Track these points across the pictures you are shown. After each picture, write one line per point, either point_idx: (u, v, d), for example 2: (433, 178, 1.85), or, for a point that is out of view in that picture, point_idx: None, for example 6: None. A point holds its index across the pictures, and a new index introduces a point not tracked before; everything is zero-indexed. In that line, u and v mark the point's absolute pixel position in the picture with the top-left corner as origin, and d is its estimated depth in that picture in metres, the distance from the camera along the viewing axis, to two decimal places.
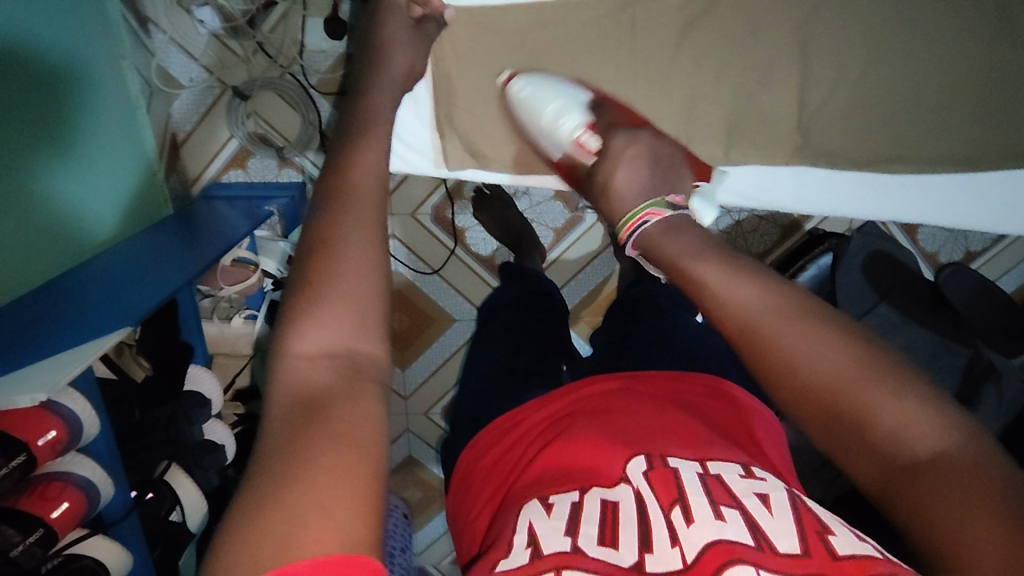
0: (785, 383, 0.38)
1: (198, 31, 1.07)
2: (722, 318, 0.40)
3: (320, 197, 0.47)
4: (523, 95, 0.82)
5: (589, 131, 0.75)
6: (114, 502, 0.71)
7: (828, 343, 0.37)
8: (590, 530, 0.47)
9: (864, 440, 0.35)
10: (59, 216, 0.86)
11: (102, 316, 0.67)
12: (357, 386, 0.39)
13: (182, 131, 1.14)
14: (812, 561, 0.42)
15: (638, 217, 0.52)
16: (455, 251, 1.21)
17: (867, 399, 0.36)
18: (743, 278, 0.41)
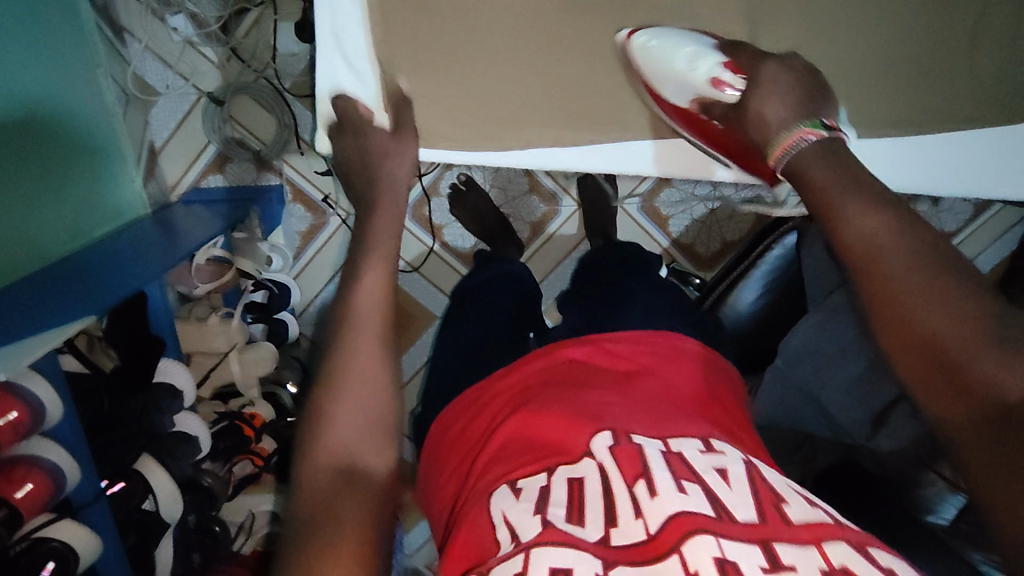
0: (899, 320, 0.47)
1: (173, 38, 1.10)
2: (848, 250, 0.51)
3: (334, 322, 0.54)
4: (645, 49, 0.81)
5: (728, 69, 0.74)
6: (81, 484, 0.61)
7: (949, 301, 0.45)
8: (559, 510, 0.46)
9: (956, 385, 0.43)
10: (35, 224, 0.87)
11: (84, 300, 0.65)
12: (358, 493, 0.46)
13: (158, 139, 1.16)
14: (768, 529, 0.42)
15: (796, 136, 0.61)
16: (432, 249, 1.23)
17: (966, 355, 0.43)
18: (876, 216, 0.51)
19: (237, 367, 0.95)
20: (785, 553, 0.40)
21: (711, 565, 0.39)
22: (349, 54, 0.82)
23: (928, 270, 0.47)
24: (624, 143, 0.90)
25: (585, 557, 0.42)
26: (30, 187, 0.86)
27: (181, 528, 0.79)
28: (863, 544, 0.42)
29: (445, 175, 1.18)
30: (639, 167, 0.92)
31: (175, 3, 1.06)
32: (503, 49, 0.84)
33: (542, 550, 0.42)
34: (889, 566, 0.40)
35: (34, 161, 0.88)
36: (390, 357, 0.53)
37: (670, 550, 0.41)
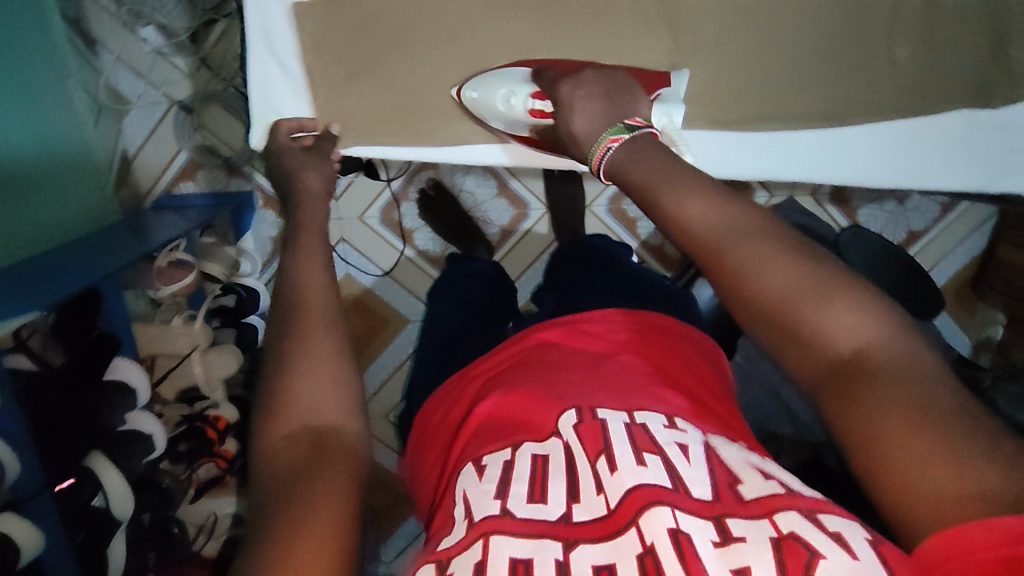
0: (740, 295, 0.44)
1: (144, 49, 1.13)
2: (678, 230, 0.46)
3: (275, 303, 0.53)
4: (476, 103, 0.84)
5: (538, 99, 0.77)
6: (24, 478, 0.60)
7: (780, 261, 0.43)
8: (521, 487, 0.44)
9: (806, 349, 0.41)
10: (11, 227, 0.89)
11: (33, 292, 0.65)
12: (325, 461, 0.44)
13: (132, 146, 1.18)
14: (721, 506, 0.41)
15: (602, 149, 0.52)
16: (404, 253, 1.24)
17: (812, 317, 0.41)
18: (698, 193, 0.46)
19: (200, 367, 0.96)
20: (735, 525, 0.39)
21: (665, 536, 0.38)
22: (280, 55, 0.82)
23: (758, 242, 0.44)
24: (471, 146, 0.90)
25: (545, 542, 0.40)
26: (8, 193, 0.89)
27: (132, 526, 0.77)
28: (813, 510, 0.40)
29: (414, 180, 1.19)
30: (495, 161, 0.92)
31: (145, 14, 1.06)
32: (460, 48, 0.82)
33: (500, 537, 0.40)
34: (837, 530, 0.38)
35: (8, 169, 0.89)
36: (338, 325, 0.51)
37: (627, 525, 0.40)
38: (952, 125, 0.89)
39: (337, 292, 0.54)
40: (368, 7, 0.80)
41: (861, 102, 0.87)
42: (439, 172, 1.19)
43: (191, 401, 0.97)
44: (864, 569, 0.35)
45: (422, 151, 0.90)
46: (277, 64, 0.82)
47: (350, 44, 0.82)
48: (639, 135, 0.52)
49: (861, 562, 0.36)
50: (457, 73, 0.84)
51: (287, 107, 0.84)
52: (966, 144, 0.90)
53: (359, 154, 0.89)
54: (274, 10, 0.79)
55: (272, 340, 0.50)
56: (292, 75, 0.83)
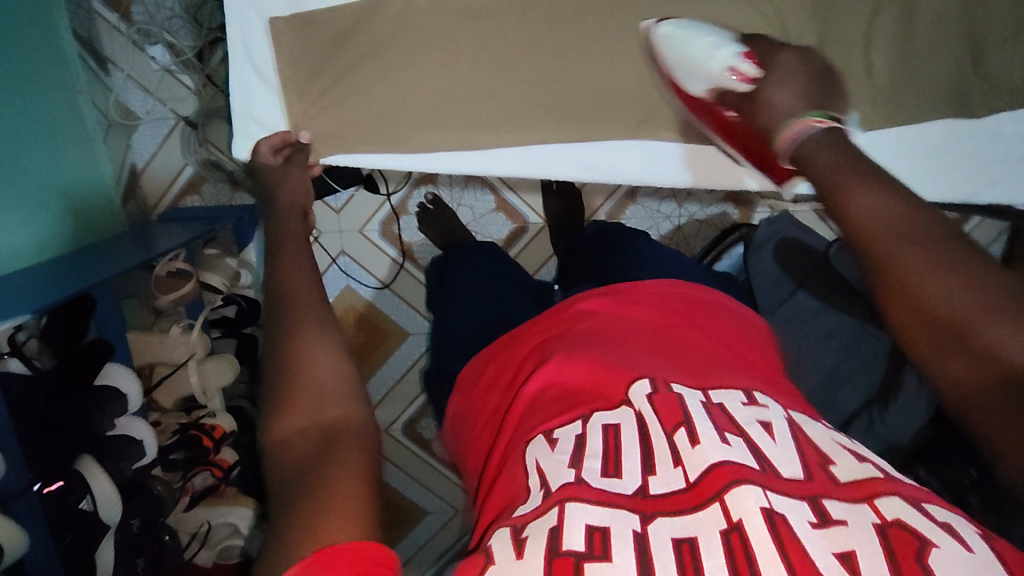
0: (900, 296, 0.43)
1: (152, 67, 1.16)
2: (845, 225, 0.47)
3: (275, 310, 0.55)
4: (672, 40, 0.76)
5: (749, 59, 0.66)
6: (8, 479, 0.61)
7: (948, 271, 0.42)
8: (595, 464, 0.44)
9: (976, 359, 0.40)
10: (17, 237, 0.90)
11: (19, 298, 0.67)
12: (341, 445, 0.46)
13: (140, 161, 1.21)
14: (815, 486, 0.40)
15: (804, 124, 0.55)
16: (403, 266, 1.25)
17: (978, 331, 0.40)
18: (876, 190, 0.46)
19: (197, 377, 0.96)
20: (833, 508, 0.38)
21: (758, 515, 0.37)
22: (259, 65, 0.83)
23: (929, 243, 0.43)
24: (642, 142, 0.91)
25: (622, 513, 0.40)
26: (14, 205, 0.91)
27: (123, 531, 0.77)
28: (914, 498, 0.39)
29: (412, 195, 1.20)
30: (667, 171, 0.93)
31: (154, 34, 1.12)
32: (435, 57, 0.83)
33: (576, 505, 0.40)
34: (945, 520, 0.38)
35: (12, 183, 0.91)
36: (334, 326, 0.54)
37: (712, 499, 0.39)
38: (934, 134, 0.86)
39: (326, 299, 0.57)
40: (353, 24, 0.81)
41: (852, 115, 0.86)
42: (438, 187, 1.20)
43: (189, 410, 0.99)
44: (979, 563, 0.34)
45: (416, 160, 0.89)
46: (257, 73, 0.84)
47: (330, 53, 0.83)
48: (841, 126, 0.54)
49: (977, 554, 0.35)
50: (442, 88, 0.85)
51: (263, 112, 0.85)
52: (949, 151, 0.87)
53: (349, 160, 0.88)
54: (253, 23, 0.81)
55: (275, 345, 0.53)
56: (270, 86, 0.84)
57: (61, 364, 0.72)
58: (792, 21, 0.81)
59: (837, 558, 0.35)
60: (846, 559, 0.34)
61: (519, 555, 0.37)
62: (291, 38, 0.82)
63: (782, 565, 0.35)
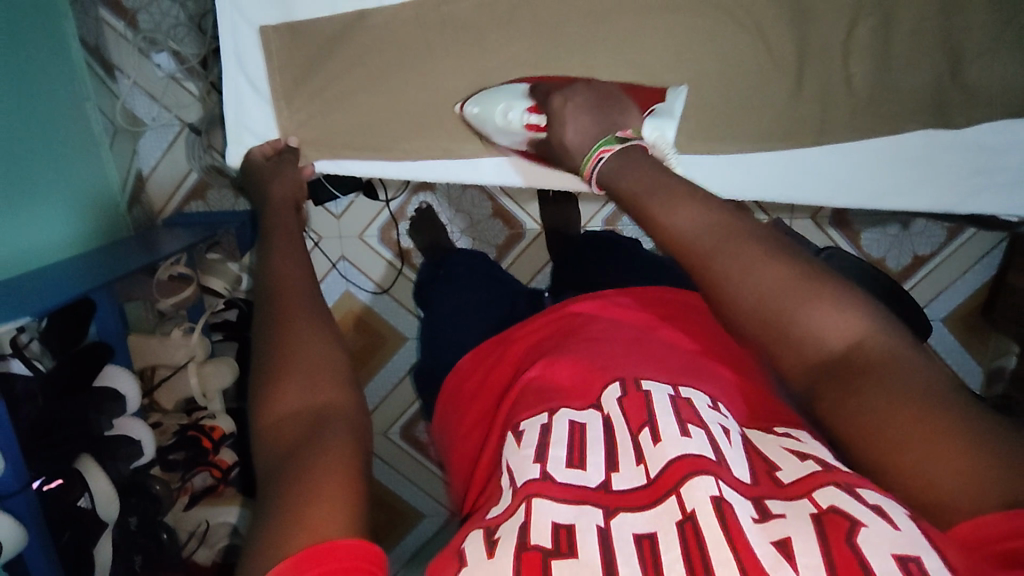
0: (724, 296, 0.45)
1: (158, 74, 1.18)
2: (664, 237, 0.48)
3: (267, 303, 0.57)
4: (477, 118, 0.85)
5: (534, 113, 0.80)
6: (6, 476, 0.62)
7: (757, 265, 0.44)
8: (559, 452, 0.44)
9: (796, 344, 0.43)
10: (24, 240, 0.93)
11: (20, 300, 0.69)
12: (328, 425, 0.47)
13: (145, 166, 1.23)
14: (763, 489, 0.41)
15: (592, 159, 0.58)
16: (402, 271, 1.26)
17: (796, 317, 0.43)
18: (680, 200, 0.48)
19: (197, 380, 0.98)
20: (774, 505, 0.39)
21: (707, 503, 0.38)
22: (252, 75, 0.87)
23: (740, 242, 0.45)
24: (465, 158, 0.92)
25: (587, 507, 0.40)
26: (21, 210, 0.93)
27: (120, 530, 0.79)
28: (853, 484, 0.39)
29: (412, 201, 1.22)
30: (502, 180, 0.94)
31: (160, 41, 1.15)
32: (420, 67, 0.85)
33: (542, 500, 0.40)
34: (877, 502, 0.37)
35: (19, 189, 0.93)
36: (322, 316, 0.56)
37: (668, 493, 0.40)
38: (913, 147, 0.88)
39: (316, 293, 0.59)
40: (347, 32, 0.83)
41: (842, 122, 0.86)
42: (436, 194, 1.22)
43: (189, 411, 1.01)
44: (908, 543, 0.34)
45: (411, 166, 0.93)
46: (249, 83, 0.87)
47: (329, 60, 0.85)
48: (626, 144, 0.57)
49: (902, 532, 0.34)
50: (438, 95, 0.87)
51: (255, 121, 0.89)
52: (931, 162, 0.89)
53: (338, 166, 0.93)
54: (244, 31, 0.85)
55: (266, 334, 0.55)
56: (263, 95, 0.88)
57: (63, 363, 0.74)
58: (773, 31, 0.82)
59: (774, 546, 0.36)
60: (782, 547, 0.35)
61: (489, 554, 0.38)
62: (282, 47, 0.85)
63: (732, 557, 0.35)
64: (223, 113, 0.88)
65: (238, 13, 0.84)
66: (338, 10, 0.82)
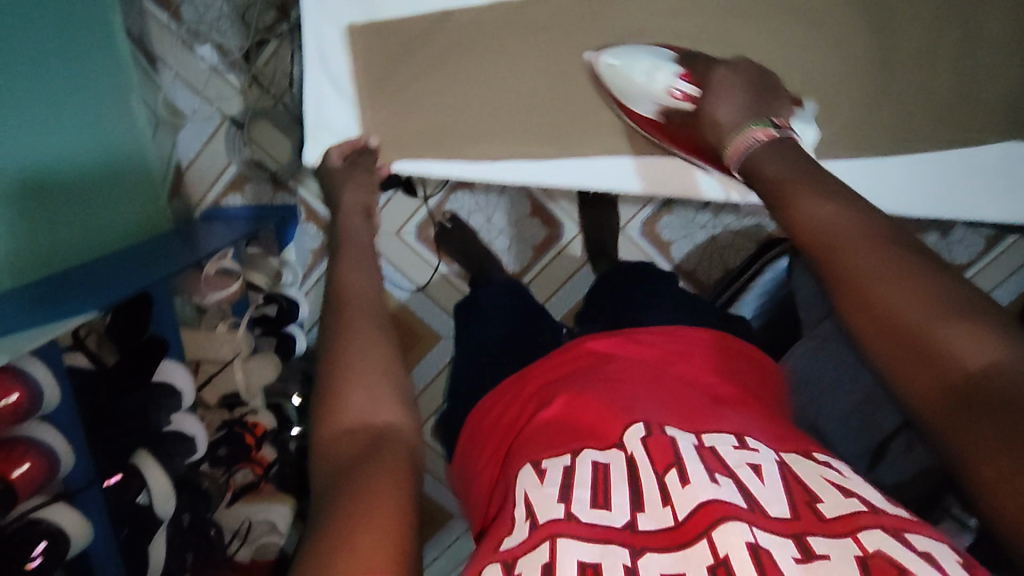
0: (858, 297, 0.50)
1: (200, 66, 1.16)
2: (811, 240, 0.54)
3: (328, 314, 0.57)
4: (612, 70, 0.83)
5: (685, 80, 0.78)
6: (75, 471, 0.62)
7: (897, 278, 0.48)
8: (584, 494, 0.45)
9: (921, 355, 0.45)
10: (73, 236, 0.94)
11: (87, 297, 0.68)
12: (388, 446, 0.48)
13: (185, 158, 1.22)
14: (801, 524, 0.41)
15: (745, 138, 0.68)
16: (438, 269, 1.26)
17: (928, 328, 0.46)
18: (834, 215, 0.54)
19: (242, 374, 0.99)
20: (818, 544, 0.39)
21: (743, 549, 0.38)
22: (335, 75, 0.88)
23: (885, 255, 0.50)
24: (551, 160, 0.92)
25: (611, 547, 0.41)
26: (72, 207, 0.94)
27: (173, 527, 0.78)
28: (899, 529, 0.40)
29: (451, 198, 1.22)
30: (622, 184, 0.94)
31: (203, 34, 1.14)
32: (494, 68, 0.88)
33: (568, 540, 0.41)
34: (925, 549, 0.38)
35: (71, 187, 0.94)
36: (380, 328, 0.56)
37: (697, 539, 0.40)
38: (989, 157, 0.87)
39: (381, 306, 0.59)
40: (425, 25, 0.85)
41: (912, 129, 0.87)
42: (474, 192, 1.21)
43: (231, 407, 1.00)
44: None
45: (470, 167, 0.92)
46: (331, 81, 0.89)
47: (408, 58, 0.87)
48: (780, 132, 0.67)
49: None
50: (511, 96, 0.89)
51: (336, 120, 0.90)
52: (1007, 174, 0.88)
53: (414, 168, 0.93)
54: (330, 32, 0.87)
55: (324, 348, 0.55)
56: (344, 93, 0.89)
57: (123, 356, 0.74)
58: (838, 41, 0.84)
59: None
60: None
61: None
62: (364, 47, 0.87)
63: None
64: (305, 110, 0.89)
65: (325, 14, 0.86)
66: (424, 9, 0.85)
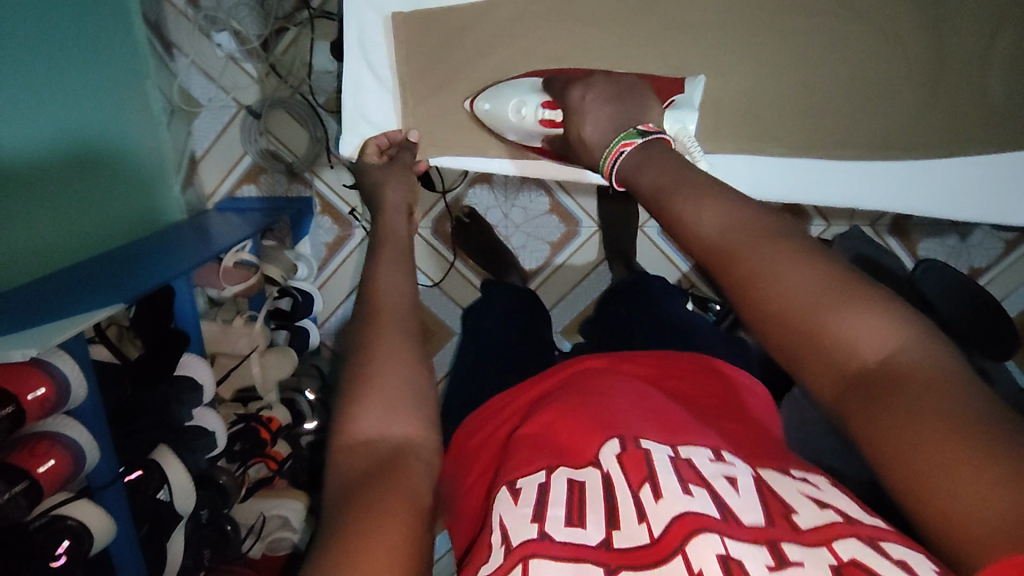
0: (747, 291, 0.40)
1: (217, 54, 1.13)
2: (690, 230, 0.44)
3: (357, 316, 0.56)
4: (488, 114, 0.87)
5: (547, 107, 0.81)
6: (100, 468, 0.61)
7: (790, 264, 0.40)
8: (558, 512, 0.42)
9: (824, 353, 0.37)
10: (86, 223, 0.93)
11: (109, 290, 0.68)
12: (404, 466, 0.46)
13: (199, 149, 1.19)
14: (774, 532, 0.38)
15: (614, 152, 0.56)
16: (454, 264, 1.25)
17: (830, 322, 0.37)
18: (711, 198, 0.44)
19: (259, 368, 0.97)
20: (791, 551, 0.37)
21: (714, 563, 0.36)
22: (375, 65, 0.89)
23: (769, 240, 0.41)
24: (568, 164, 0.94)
25: (585, 566, 0.39)
26: (86, 198, 0.93)
27: (191, 523, 0.79)
28: (873, 539, 0.37)
29: (468, 193, 1.20)
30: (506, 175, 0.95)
31: (221, 21, 1.09)
32: (527, 61, 0.87)
33: (540, 560, 0.39)
34: (901, 558, 0.35)
35: (86, 178, 0.93)
36: (416, 336, 0.54)
37: (674, 553, 0.38)
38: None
39: (416, 311, 0.57)
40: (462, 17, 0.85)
41: (949, 132, 0.86)
42: (492, 187, 1.20)
43: (246, 401, 0.99)
44: None
45: (496, 163, 0.95)
46: (371, 71, 0.89)
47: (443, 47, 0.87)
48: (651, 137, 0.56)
49: None
50: None
51: (375, 112, 0.91)
52: None
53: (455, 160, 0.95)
54: (371, 19, 0.86)
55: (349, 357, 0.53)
56: (384, 83, 0.90)
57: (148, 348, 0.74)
58: (881, 40, 0.83)
59: None
60: None
61: None
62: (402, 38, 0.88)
63: None
64: (345, 103, 0.90)
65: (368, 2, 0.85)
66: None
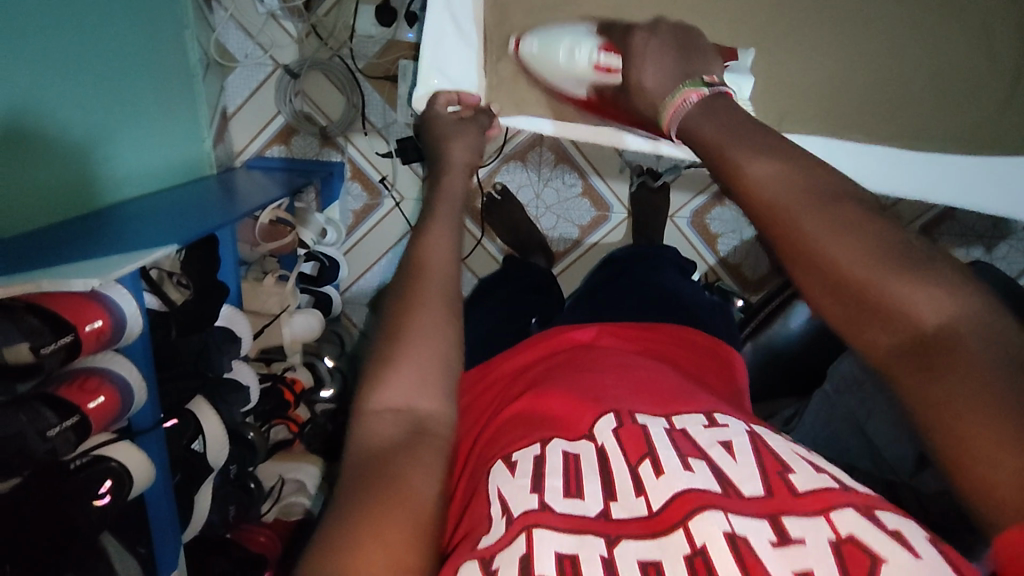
0: (804, 259, 0.39)
1: (256, 10, 1.11)
2: (745, 195, 0.42)
3: (400, 277, 0.52)
4: (535, 53, 0.85)
5: (605, 53, 0.79)
6: (143, 412, 0.61)
7: (848, 230, 0.38)
8: (556, 482, 0.41)
9: (881, 317, 0.37)
10: (123, 170, 0.90)
11: (158, 236, 0.67)
12: (422, 442, 0.43)
13: (231, 105, 1.18)
14: (773, 503, 0.38)
15: (679, 100, 0.50)
16: (480, 241, 1.25)
17: (889, 288, 0.36)
18: (775, 157, 0.42)
19: (287, 330, 0.97)
20: (793, 525, 0.36)
21: (720, 539, 0.35)
22: (459, 17, 0.87)
23: (827, 208, 0.39)
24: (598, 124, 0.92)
25: (587, 538, 0.37)
26: (129, 138, 0.91)
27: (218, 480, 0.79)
28: (868, 506, 0.37)
29: (502, 169, 1.19)
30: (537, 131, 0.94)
31: None
32: None
33: (543, 532, 0.37)
34: (895, 527, 0.35)
35: (130, 120, 0.91)
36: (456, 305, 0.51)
37: (672, 528, 0.37)
38: None
39: (458, 275, 0.54)
40: None
41: (999, 136, 0.87)
42: (526, 166, 1.18)
43: (268, 361, 0.98)
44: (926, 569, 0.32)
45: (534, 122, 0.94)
46: (453, 24, 0.87)
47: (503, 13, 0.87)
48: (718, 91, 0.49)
49: (922, 560, 0.33)
50: None
51: (449, 67, 0.88)
52: None
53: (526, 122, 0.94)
54: None
55: (387, 319, 0.50)
56: (465, 38, 0.88)
57: (197, 291, 0.75)
58: (947, 37, 0.83)
59: None
60: None
61: None
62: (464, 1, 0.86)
63: None
64: (424, 50, 0.86)
65: None
66: None
